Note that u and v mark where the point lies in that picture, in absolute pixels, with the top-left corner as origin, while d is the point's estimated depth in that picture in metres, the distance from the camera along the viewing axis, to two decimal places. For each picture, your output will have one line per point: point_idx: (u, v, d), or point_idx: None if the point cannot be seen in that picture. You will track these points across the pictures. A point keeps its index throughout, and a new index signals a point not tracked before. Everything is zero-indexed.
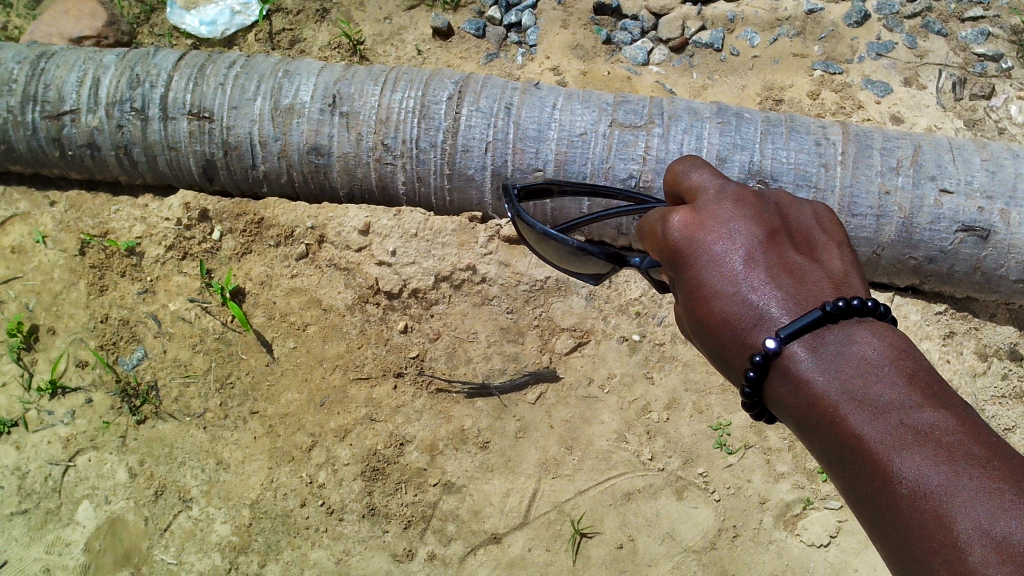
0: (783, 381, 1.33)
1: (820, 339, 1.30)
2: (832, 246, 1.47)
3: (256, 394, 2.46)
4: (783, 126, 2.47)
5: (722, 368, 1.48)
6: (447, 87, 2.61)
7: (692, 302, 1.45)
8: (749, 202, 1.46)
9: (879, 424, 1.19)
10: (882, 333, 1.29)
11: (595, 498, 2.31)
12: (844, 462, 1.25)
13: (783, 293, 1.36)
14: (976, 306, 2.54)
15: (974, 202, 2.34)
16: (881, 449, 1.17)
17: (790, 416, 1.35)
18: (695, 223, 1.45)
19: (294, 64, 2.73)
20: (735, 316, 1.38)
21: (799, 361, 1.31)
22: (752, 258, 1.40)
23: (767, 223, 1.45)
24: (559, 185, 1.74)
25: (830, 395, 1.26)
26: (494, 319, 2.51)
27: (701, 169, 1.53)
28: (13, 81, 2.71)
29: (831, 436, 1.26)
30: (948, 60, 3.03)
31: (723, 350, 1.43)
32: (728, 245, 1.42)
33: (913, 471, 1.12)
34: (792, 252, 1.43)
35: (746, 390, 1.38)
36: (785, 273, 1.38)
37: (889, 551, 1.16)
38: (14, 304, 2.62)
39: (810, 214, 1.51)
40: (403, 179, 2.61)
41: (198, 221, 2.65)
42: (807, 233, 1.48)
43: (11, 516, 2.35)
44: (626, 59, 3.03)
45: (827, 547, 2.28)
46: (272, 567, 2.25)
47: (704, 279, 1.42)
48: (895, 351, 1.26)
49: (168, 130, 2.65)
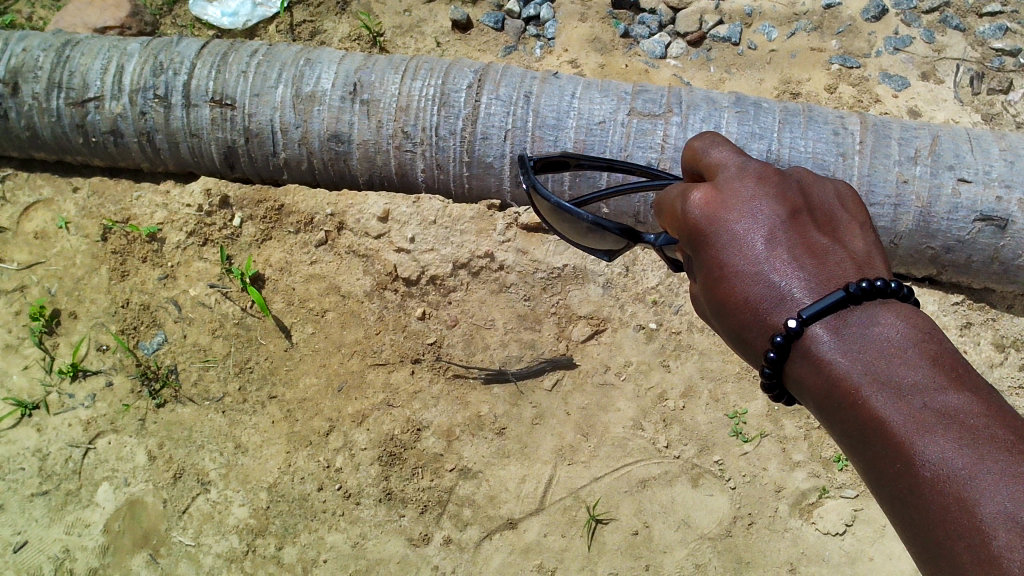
0: (804, 363, 1.31)
1: (843, 320, 1.28)
2: (854, 226, 1.46)
3: (275, 378, 2.48)
4: (801, 116, 2.49)
5: (739, 349, 1.47)
6: (467, 76, 2.63)
7: (711, 282, 1.44)
8: (771, 181, 1.45)
9: (903, 407, 1.17)
10: (906, 315, 1.27)
11: (611, 484, 2.32)
12: (865, 445, 1.23)
13: (805, 274, 1.35)
14: (994, 297, 2.54)
15: (992, 192, 2.34)
16: (904, 431, 1.15)
17: (811, 399, 1.34)
18: (716, 201, 1.43)
19: (315, 52, 2.76)
20: (756, 298, 1.38)
21: (819, 342, 1.29)
22: (774, 238, 1.40)
23: (789, 202, 1.44)
24: (576, 158, 1.75)
25: (853, 377, 1.24)
26: (511, 306, 2.52)
27: (722, 145, 1.52)
28: (38, 68, 2.75)
29: (852, 419, 1.25)
30: (965, 54, 3.03)
31: (742, 330, 1.42)
32: (750, 224, 1.41)
33: (937, 454, 1.10)
34: (814, 232, 1.42)
35: (765, 371, 1.36)
36: (807, 254, 1.38)
37: (911, 536, 1.15)
38: (36, 288, 2.65)
39: (832, 193, 1.50)
40: (422, 166, 2.64)
41: (219, 208, 2.68)
42: (829, 212, 1.47)
43: (32, 497, 2.37)
44: (643, 52, 3.05)
45: (842, 536, 2.28)
46: (290, 549, 2.27)
47: (725, 259, 1.42)
48: (919, 333, 1.24)
49: (190, 117, 2.68)
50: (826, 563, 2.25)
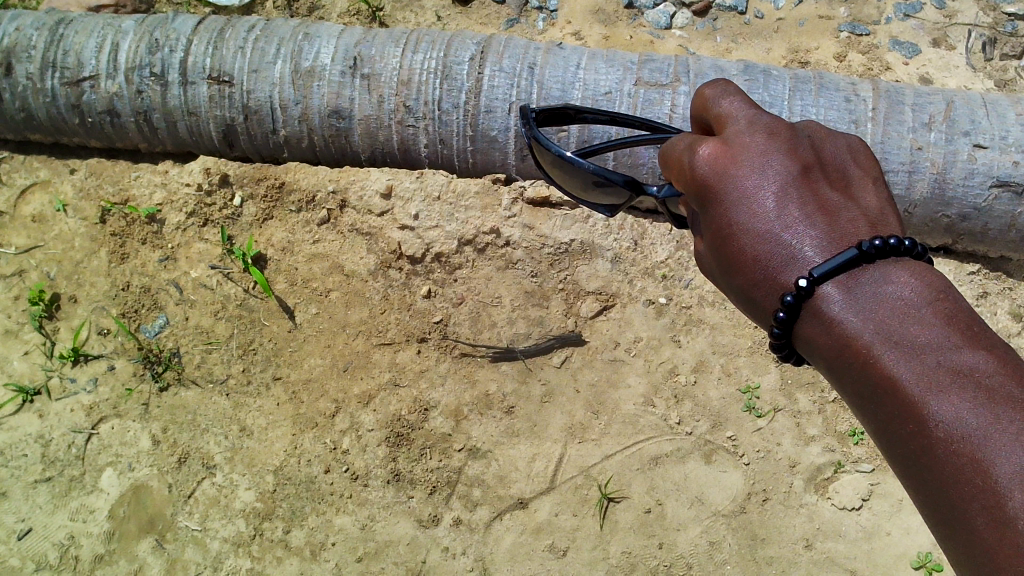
0: (814, 323, 1.25)
1: (854, 279, 1.22)
2: (867, 182, 1.38)
3: (279, 359, 2.44)
4: (812, 83, 2.43)
5: (748, 310, 1.39)
6: (469, 48, 2.58)
7: (718, 240, 1.37)
8: (782, 136, 1.37)
9: (917, 366, 1.11)
10: (919, 272, 1.21)
11: (623, 462, 2.28)
12: (875, 406, 1.17)
13: (817, 233, 1.28)
14: (1011, 266, 2.48)
15: (1008, 157, 2.29)
16: (916, 392, 1.10)
17: (822, 360, 1.27)
18: (726, 155, 1.35)
19: (314, 26, 2.70)
20: (767, 256, 1.30)
21: (831, 301, 1.22)
22: (785, 195, 1.32)
23: (800, 159, 1.36)
24: (579, 109, 1.70)
25: (864, 336, 1.18)
26: (518, 283, 2.47)
27: (733, 94, 1.44)
28: (32, 48, 2.69)
29: (862, 379, 1.19)
30: (978, 19, 2.97)
31: (751, 290, 1.34)
32: (760, 181, 1.33)
33: (951, 415, 1.05)
34: (826, 190, 1.34)
35: (775, 333, 1.30)
36: (819, 213, 1.30)
37: (923, 499, 1.10)
38: (36, 272, 2.60)
39: (844, 148, 1.42)
40: (425, 141, 2.59)
41: (218, 187, 2.61)
42: (840, 168, 1.39)
43: (36, 483, 2.34)
44: (648, 23, 2.99)
45: (858, 511, 2.25)
46: (298, 533, 2.24)
47: (734, 215, 1.34)
48: (931, 290, 1.18)
49: (187, 95, 2.63)
50: (843, 538, 2.22)
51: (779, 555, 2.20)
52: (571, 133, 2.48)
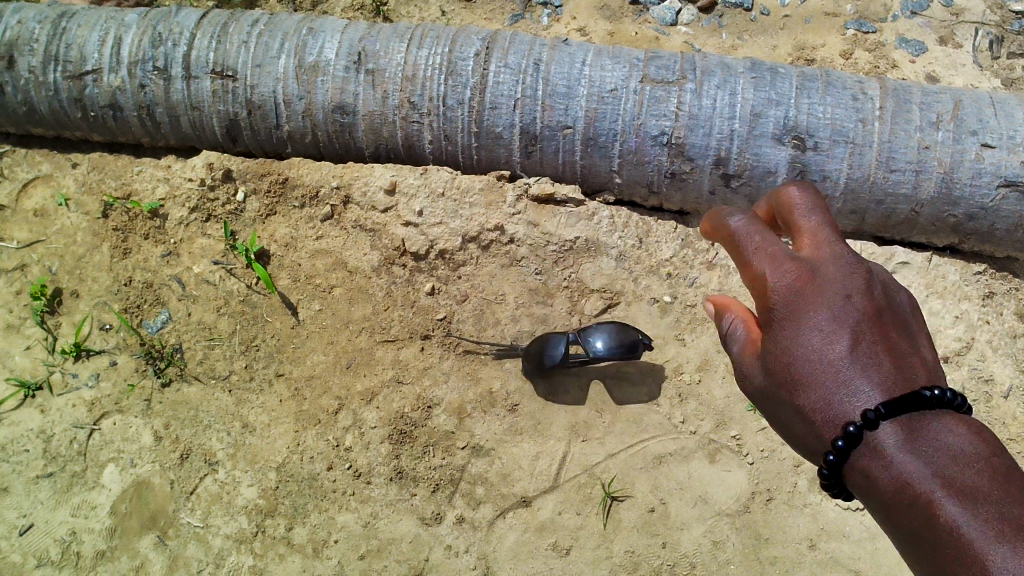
0: (869, 461, 1.24)
1: (913, 425, 1.23)
2: (925, 340, 1.40)
3: (282, 356, 2.43)
4: (819, 81, 2.44)
5: (800, 443, 1.38)
6: (474, 44, 2.57)
7: (780, 371, 1.37)
8: (855, 277, 1.38)
9: (969, 512, 1.11)
10: (974, 431, 1.22)
11: (627, 460, 2.28)
12: (921, 549, 1.16)
13: (880, 375, 1.29)
14: (1017, 266, 2.47)
15: (1016, 157, 2.29)
16: (968, 537, 1.09)
17: (871, 507, 1.26)
18: (801, 286, 1.36)
19: (317, 21, 2.69)
20: (829, 395, 1.30)
21: (887, 440, 1.23)
22: (853, 337, 1.33)
23: (867, 300, 1.37)
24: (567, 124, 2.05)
25: (917, 478, 1.18)
26: (522, 280, 2.46)
27: (810, 199, 1.44)
28: (34, 41, 2.68)
29: (919, 528, 1.16)
30: (984, 17, 2.95)
31: (808, 419, 1.33)
32: (824, 316, 1.34)
33: (1003, 559, 1.04)
34: (890, 333, 1.35)
35: (824, 470, 1.29)
36: (882, 355, 1.32)
37: None
38: (37, 267, 2.59)
39: (905, 303, 1.43)
40: (429, 137, 2.57)
41: (222, 182, 2.59)
42: (905, 320, 1.39)
43: (37, 479, 2.33)
44: (653, 19, 2.98)
45: (862, 511, 2.24)
46: (300, 530, 2.23)
47: (800, 343, 1.34)
48: (983, 445, 1.20)
49: (191, 89, 2.61)
50: (847, 539, 2.22)
51: (783, 555, 2.19)
52: (577, 130, 2.47)
